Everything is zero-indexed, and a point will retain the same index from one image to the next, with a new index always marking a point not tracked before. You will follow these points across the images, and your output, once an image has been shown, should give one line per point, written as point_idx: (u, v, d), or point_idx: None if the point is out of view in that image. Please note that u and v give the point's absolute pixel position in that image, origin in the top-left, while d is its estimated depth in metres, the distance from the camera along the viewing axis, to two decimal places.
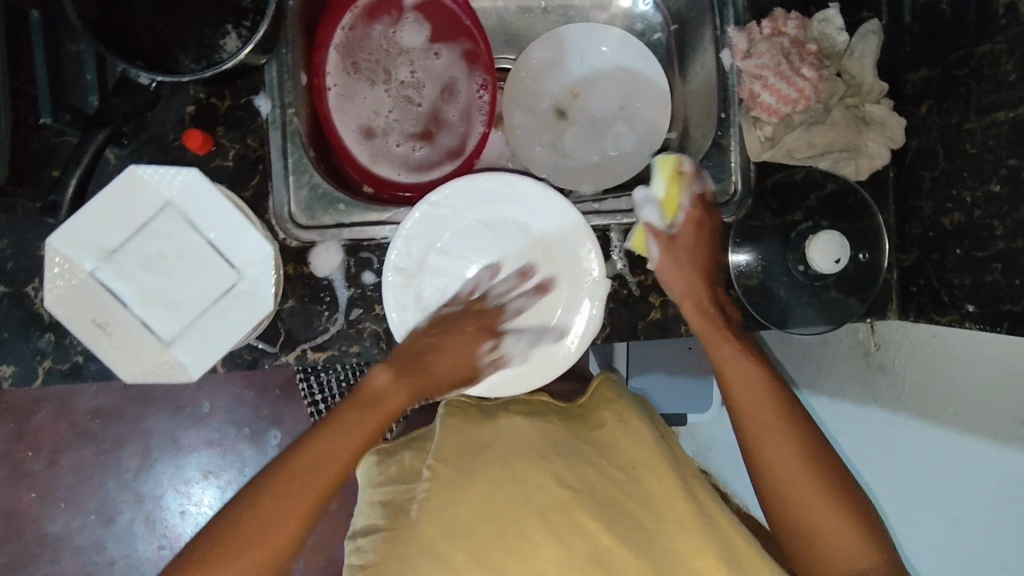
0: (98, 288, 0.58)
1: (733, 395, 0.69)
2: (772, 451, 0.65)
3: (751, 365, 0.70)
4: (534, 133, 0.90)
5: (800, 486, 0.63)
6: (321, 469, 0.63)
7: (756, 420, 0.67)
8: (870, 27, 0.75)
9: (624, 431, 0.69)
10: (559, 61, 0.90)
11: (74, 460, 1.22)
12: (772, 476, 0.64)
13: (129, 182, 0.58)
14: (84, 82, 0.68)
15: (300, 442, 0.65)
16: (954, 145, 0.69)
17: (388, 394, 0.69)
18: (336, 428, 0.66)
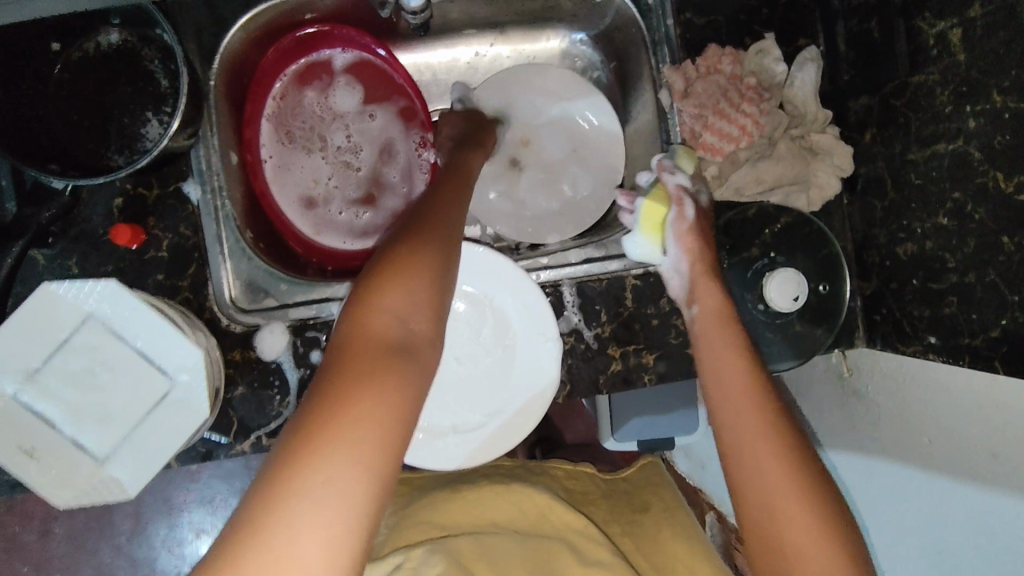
0: (21, 412, 0.55)
1: (734, 416, 0.55)
2: (771, 489, 0.51)
3: (748, 374, 0.57)
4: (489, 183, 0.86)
5: (805, 543, 0.49)
6: (394, 401, 0.43)
7: (761, 455, 0.53)
8: (807, 55, 0.73)
9: (667, 519, 0.78)
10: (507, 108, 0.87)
11: (66, 528, 1.20)
12: (763, 517, 0.51)
13: (43, 299, 0.56)
14: (2, 189, 0.66)
15: (310, 403, 0.42)
16: (899, 176, 0.67)
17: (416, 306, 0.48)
18: (362, 385, 0.42)
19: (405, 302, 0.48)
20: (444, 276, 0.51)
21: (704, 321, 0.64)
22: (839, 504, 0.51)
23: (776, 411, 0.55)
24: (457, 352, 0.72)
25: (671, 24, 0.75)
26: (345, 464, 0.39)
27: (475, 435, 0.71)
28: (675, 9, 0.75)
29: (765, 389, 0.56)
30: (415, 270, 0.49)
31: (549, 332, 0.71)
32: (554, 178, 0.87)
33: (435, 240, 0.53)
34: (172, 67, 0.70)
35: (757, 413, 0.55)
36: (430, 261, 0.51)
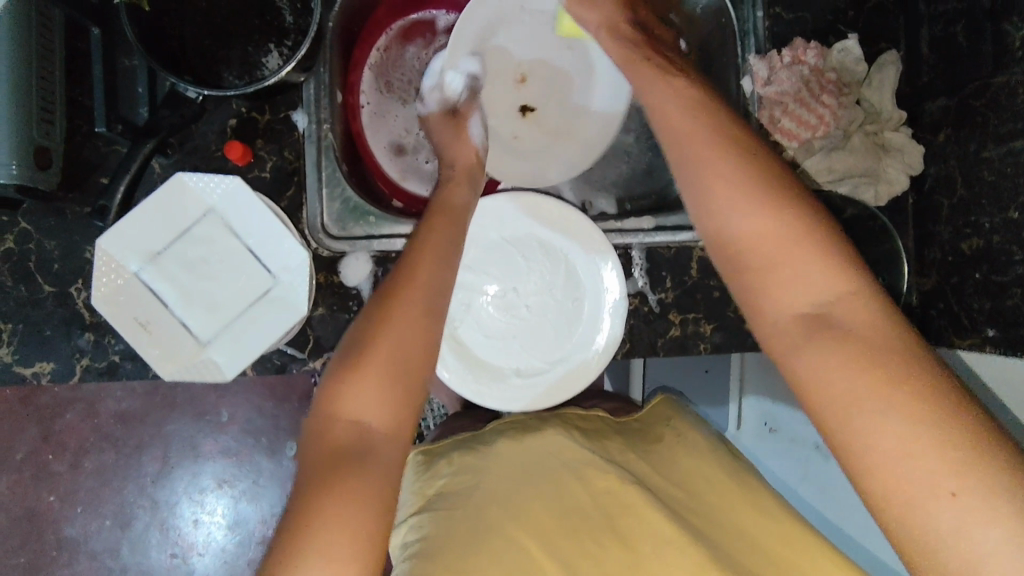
0: (140, 288, 0.61)
1: (737, 221, 0.52)
2: (789, 283, 0.49)
3: (751, 178, 0.52)
4: (501, 120, 0.83)
5: (848, 322, 0.47)
6: (424, 334, 0.54)
7: (773, 253, 0.50)
8: (888, 57, 0.78)
9: (680, 445, 0.75)
10: (512, 45, 0.82)
11: (95, 463, 1.23)
12: (792, 313, 0.49)
13: (174, 188, 0.61)
14: (136, 95, 0.73)
15: (356, 346, 0.53)
16: (972, 172, 0.70)
17: (383, 368, 0.52)
18: (396, 329, 0.54)
19: (430, 266, 0.58)
20: (460, 245, 0.63)
21: (674, 139, 0.57)
22: (863, 283, 0.48)
23: (791, 210, 0.50)
24: (528, 300, 0.77)
25: (761, 16, 0.79)
26: (381, 383, 0.52)
27: (539, 381, 0.75)
28: (765, 3, 0.80)
29: (766, 190, 0.51)
30: (430, 239, 0.61)
31: (618, 286, 0.75)
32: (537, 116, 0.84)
33: (449, 219, 0.64)
34: (298, 6, 0.76)
35: (761, 206, 0.51)
36: (446, 231, 0.62)
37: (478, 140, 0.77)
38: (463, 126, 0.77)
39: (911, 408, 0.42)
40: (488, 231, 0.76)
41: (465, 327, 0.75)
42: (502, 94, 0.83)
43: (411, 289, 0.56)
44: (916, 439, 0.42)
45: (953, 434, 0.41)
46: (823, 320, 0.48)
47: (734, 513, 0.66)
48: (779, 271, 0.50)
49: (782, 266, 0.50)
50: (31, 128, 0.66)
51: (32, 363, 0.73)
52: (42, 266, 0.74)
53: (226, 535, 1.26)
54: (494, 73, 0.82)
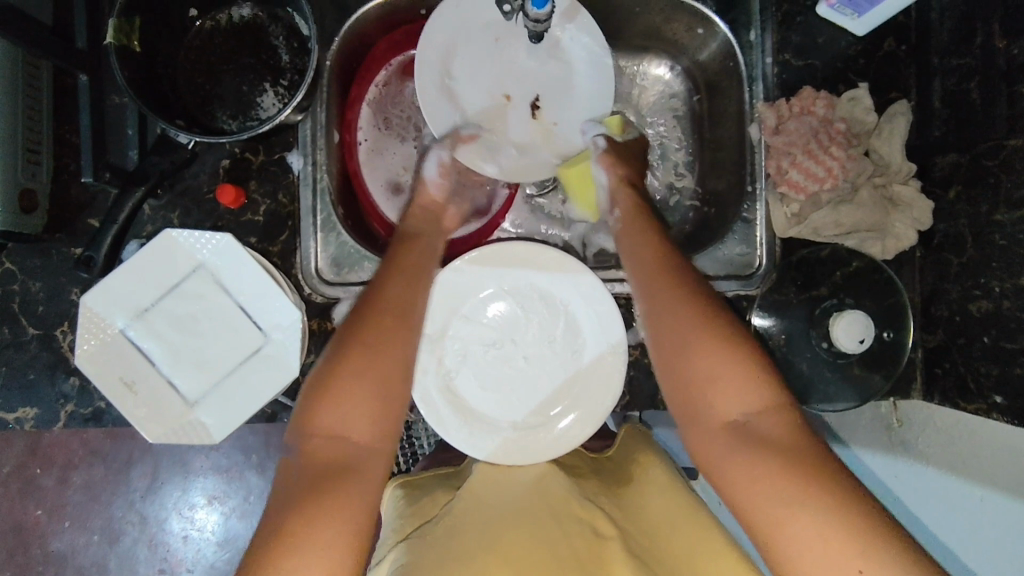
0: (126, 346, 0.59)
1: (680, 336, 0.54)
2: (724, 395, 0.51)
3: (693, 295, 0.56)
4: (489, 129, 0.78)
5: (767, 434, 0.50)
6: (353, 519, 0.47)
7: (716, 365, 0.52)
8: (898, 108, 0.76)
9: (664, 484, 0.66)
10: (489, 59, 0.77)
11: (83, 479, 1.21)
12: (721, 423, 0.51)
13: (164, 244, 0.60)
14: (125, 137, 0.70)
15: (265, 544, 0.46)
16: (983, 235, 0.68)
17: (366, 381, 0.51)
18: (318, 521, 0.46)
19: (336, 441, 0.50)
20: (390, 391, 0.52)
21: (630, 243, 0.64)
22: (782, 397, 0.51)
23: (723, 325, 0.53)
24: (525, 351, 0.75)
25: (769, 63, 0.78)
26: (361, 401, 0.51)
27: (535, 438, 0.73)
28: (774, 49, 0.78)
29: (700, 305, 0.55)
30: (343, 398, 0.50)
31: (619, 341, 0.73)
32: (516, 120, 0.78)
33: (372, 351, 0.53)
34: (295, 45, 0.74)
35: (702, 323, 0.54)
36: (366, 358, 0.52)
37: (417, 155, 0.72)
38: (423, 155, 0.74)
39: (823, 511, 0.45)
40: (487, 278, 0.74)
41: (460, 379, 0.73)
42: (485, 106, 0.78)
43: (381, 304, 0.56)
44: (829, 539, 0.44)
45: (867, 528, 0.44)
46: (747, 430, 0.50)
47: (704, 558, 0.56)
48: (705, 354, 0.52)
49: (705, 349, 0.53)
50: (15, 172, 0.64)
51: (15, 408, 0.71)
52: (26, 307, 0.71)
53: (216, 551, 1.23)
54: (483, 83, 0.77)
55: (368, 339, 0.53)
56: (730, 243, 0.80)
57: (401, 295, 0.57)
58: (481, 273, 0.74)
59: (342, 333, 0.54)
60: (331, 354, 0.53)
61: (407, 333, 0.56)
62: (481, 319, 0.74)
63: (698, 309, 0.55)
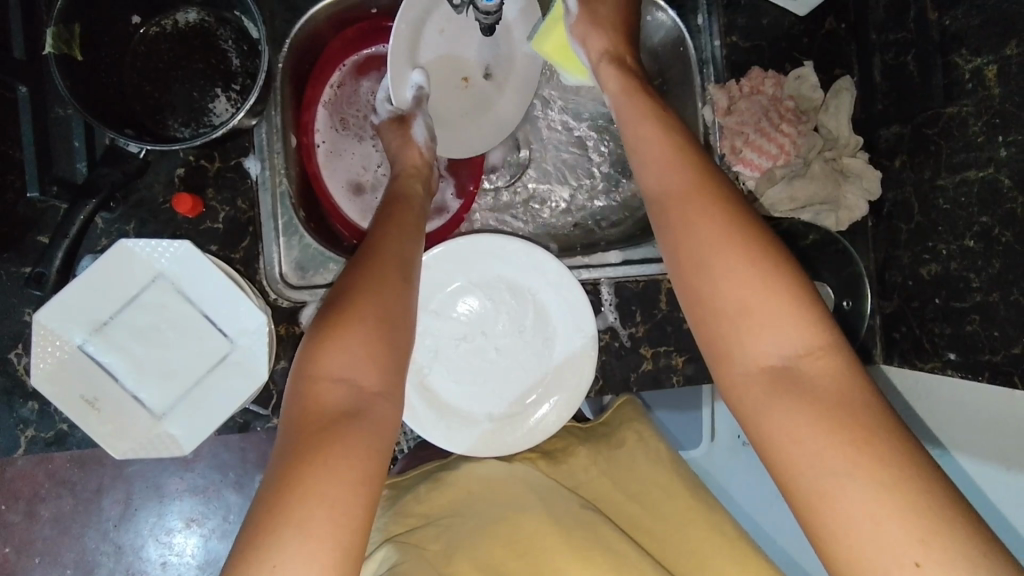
0: (87, 363, 0.58)
1: (712, 259, 0.49)
2: (767, 337, 0.46)
3: (729, 214, 0.50)
4: (444, 104, 0.78)
5: (815, 379, 0.44)
6: (362, 481, 0.44)
7: (740, 281, 0.47)
8: (843, 83, 0.79)
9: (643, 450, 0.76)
10: (447, 42, 0.77)
11: (52, 511, 1.17)
12: (758, 364, 0.46)
13: (120, 255, 0.58)
14: (72, 148, 0.68)
15: (265, 498, 0.43)
16: (928, 201, 0.71)
17: (370, 364, 0.49)
18: (309, 503, 0.42)
19: (342, 385, 0.48)
20: (398, 341, 0.51)
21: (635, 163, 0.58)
22: (833, 339, 0.46)
23: (761, 254, 0.48)
24: (498, 342, 0.75)
25: (717, 46, 0.80)
26: (370, 378, 0.49)
27: (512, 425, 0.73)
28: (722, 32, 0.80)
29: (735, 228, 0.49)
30: (355, 346, 0.48)
31: (587, 324, 0.74)
32: (469, 103, 0.80)
33: (382, 301, 0.51)
34: (246, 48, 0.73)
35: (732, 246, 0.48)
36: (378, 338, 0.50)
37: (423, 141, 0.72)
38: (407, 130, 0.72)
39: (879, 473, 0.40)
40: (456, 273, 0.74)
41: (434, 375, 0.73)
42: (442, 83, 0.78)
43: (388, 279, 0.53)
44: (882, 505, 0.40)
45: (925, 498, 0.39)
46: (788, 374, 0.45)
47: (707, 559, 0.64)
48: (732, 268, 0.48)
49: (733, 263, 0.48)
50: None
51: None
52: None
53: None
54: (442, 59, 0.77)
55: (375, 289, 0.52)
56: None
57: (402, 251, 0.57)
58: (450, 267, 0.74)
59: (343, 294, 0.52)
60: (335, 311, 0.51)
61: (409, 290, 0.55)
62: (449, 313, 0.74)
63: (726, 214, 0.50)
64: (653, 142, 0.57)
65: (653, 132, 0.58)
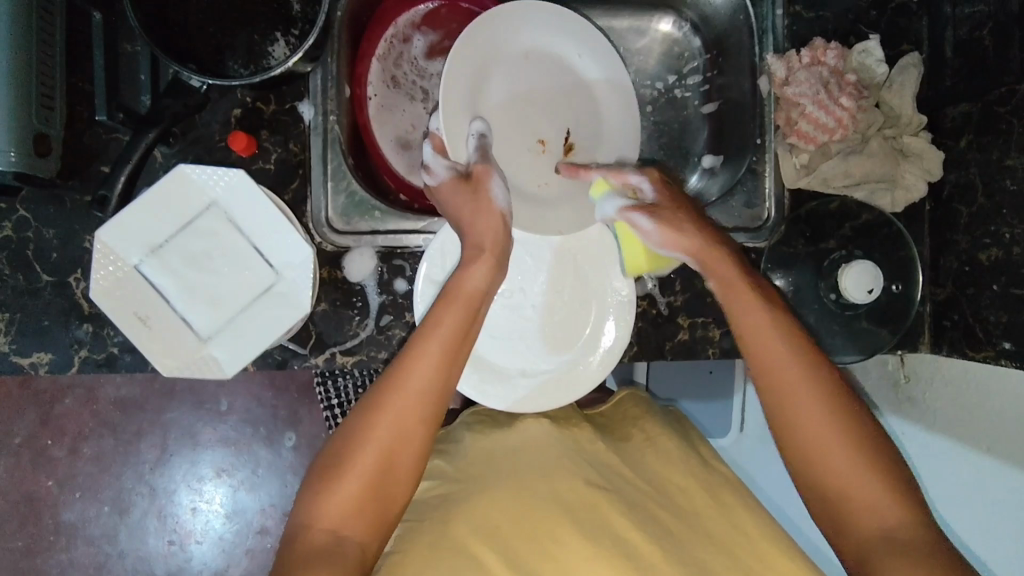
0: (141, 282, 0.60)
1: (782, 377, 0.59)
2: (865, 506, 0.55)
3: (796, 334, 0.60)
4: (516, 169, 0.74)
5: (864, 480, 0.55)
6: None
7: (809, 396, 0.58)
8: (910, 59, 0.76)
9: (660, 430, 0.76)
10: (511, 89, 0.74)
11: (93, 449, 1.22)
12: (847, 474, 0.56)
13: (178, 180, 0.60)
14: (138, 82, 0.71)
15: None
16: (994, 182, 0.68)
17: (362, 492, 0.55)
18: None
19: (333, 522, 0.55)
20: (385, 483, 0.56)
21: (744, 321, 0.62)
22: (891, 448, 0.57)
23: (854, 414, 0.57)
24: (535, 300, 0.75)
25: (779, 15, 0.78)
26: (353, 502, 0.55)
27: (543, 383, 0.74)
28: (784, 2, 0.78)
29: (807, 352, 0.59)
30: (343, 497, 0.55)
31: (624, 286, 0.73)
32: (532, 165, 0.75)
33: (384, 433, 0.56)
34: None
35: (807, 369, 0.58)
36: (371, 471, 0.56)
37: (502, 204, 0.67)
38: (484, 191, 0.66)
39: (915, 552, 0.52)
40: None
41: None
42: (517, 145, 0.74)
43: (395, 404, 0.57)
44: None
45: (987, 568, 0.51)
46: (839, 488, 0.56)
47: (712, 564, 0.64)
48: (803, 386, 0.58)
49: (808, 383, 0.58)
50: (26, 115, 0.63)
51: (30, 353, 0.72)
52: (40, 255, 0.72)
53: (223, 523, 1.24)
54: (514, 129, 0.74)
55: (375, 430, 0.56)
56: (739, 198, 0.79)
57: (420, 382, 0.58)
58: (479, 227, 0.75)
59: (356, 419, 0.58)
60: (344, 435, 0.58)
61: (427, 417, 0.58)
62: None
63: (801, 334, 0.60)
64: (748, 267, 0.65)
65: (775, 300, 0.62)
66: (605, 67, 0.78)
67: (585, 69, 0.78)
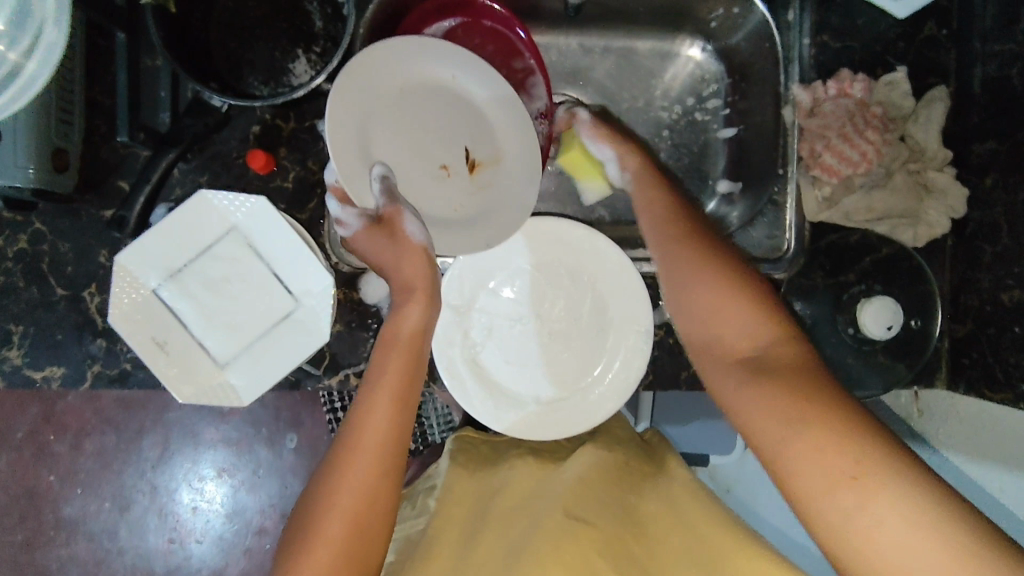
0: (160, 306, 0.59)
1: (712, 322, 0.57)
2: (812, 435, 0.47)
3: (718, 277, 0.58)
4: (426, 202, 0.69)
5: (793, 384, 0.49)
6: None
7: (731, 328, 0.55)
8: (937, 93, 0.75)
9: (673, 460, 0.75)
10: (393, 116, 0.67)
11: (96, 447, 1.22)
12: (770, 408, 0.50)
13: (198, 205, 0.60)
14: (158, 97, 0.70)
15: None
16: (1020, 224, 0.68)
17: (336, 536, 0.53)
18: None
19: (311, 568, 0.51)
20: (361, 522, 0.54)
21: (703, 337, 0.58)
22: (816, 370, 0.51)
23: (784, 349, 0.53)
24: (551, 327, 0.75)
25: (807, 44, 0.77)
26: (330, 549, 0.52)
27: (558, 411, 0.73)
28: (812, 30, 0.77)
29: (733, 291, 0.57)
30: (320, 548, 0.52)
31: (643, 316, 0.73)
32: (442, 200, 0.70)
33: (349, 466, 0.54)
34: (329, 11, 0.73)
35: (730, 312, 0.56)
36: (341, 506, 0.53)
37: (420, 238, 0.63)
38: (399, 234, 0.63)
39: (872, 476, 0.44)
40: (497, 264, 0.74)
41: (487, 353, 0.73)
42: (419, 176, 0.69)
43: (356, 432, 0.56)
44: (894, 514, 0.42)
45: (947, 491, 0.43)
46: (759, 375, 0.52)
47: None
48: (734, 334, 0.55)
49: (735, 327, 0.55)
50: (47, 131, 0.63)
51: (42, 366, 0.71)
52: (54, 267, 0.71)
53: (224, 523, 1.24)
54: (415, 160, 0.68)
55: (341, 466, 0.55)
56: (760, 228, 0.79)
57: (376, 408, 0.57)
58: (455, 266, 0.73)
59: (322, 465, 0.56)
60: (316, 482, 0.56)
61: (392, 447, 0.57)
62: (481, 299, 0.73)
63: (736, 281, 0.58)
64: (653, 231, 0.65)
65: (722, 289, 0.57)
66: (491, 85, 0.71)
67: (467, 90, 0.71)
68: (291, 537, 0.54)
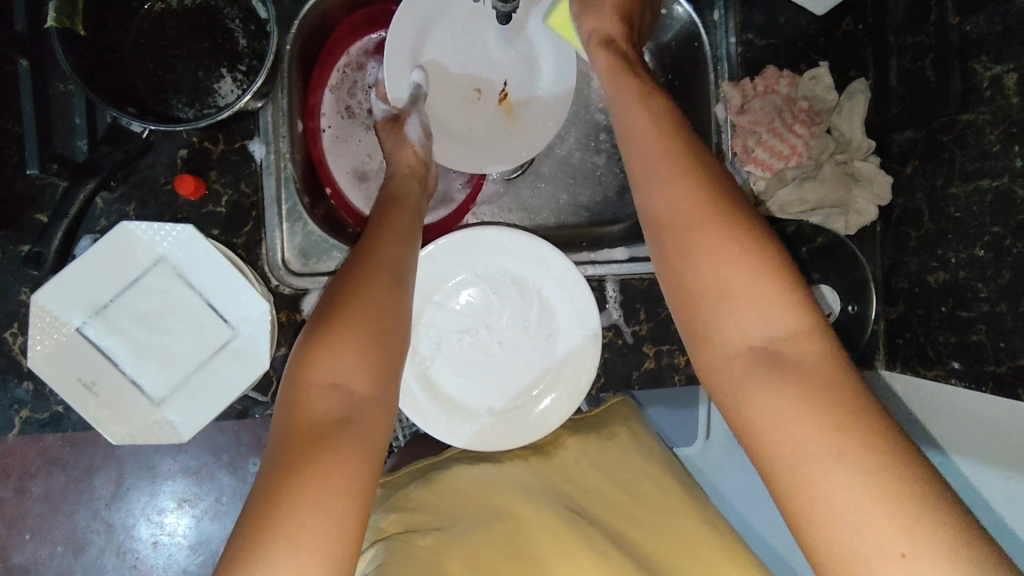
0: (85, 346, 0.57)
1: (693, 246, 0.50)
2: (787, 405, 0.44)
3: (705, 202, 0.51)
4: (449, 116, 0.78)
5: (796, 362, 0.45)
6: (346, 489, 0.44)
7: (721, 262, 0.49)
8: (858, 85, 0.78)
9: (636, 443, 0.73)
10: (452, 36, 0.77)
11: (42, 488, 1.15)
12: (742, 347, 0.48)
13: (120, 237, 0.57)
14: (73, 125, 0.67)
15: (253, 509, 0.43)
16: (937, 209, 0.71)
17: (367, 348, 0.50)
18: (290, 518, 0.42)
19: (334, 391, 0.48)
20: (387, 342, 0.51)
21: (667, 253, 0.52)
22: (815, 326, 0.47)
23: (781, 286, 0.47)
24: (502, 335, 0.75)
25: (733, 42, 0.78)
26: (356, 354, 0.49)
27: (512, 420, 0.73)
28: (737, 29, 0.79)
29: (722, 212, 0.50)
30: (344, 352, 0.49)
31: (589, 321, 0.73)
32: (463, 112, 0.79)
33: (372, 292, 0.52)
34: (252, 27, 0.71)
35: (720, 238, 0.49)
36: (366, 321, 0.50)
37: (418, 140, 0.71)
38: (400, 128, 0.71)
39: (854, 456, 0.41)
40: (444, 275, 0.73)
41: (437, 367, 0.73)
42: (452, 92, 0.78)
43: (376, 265, 0.54)
44: (864, 495, 0.40)
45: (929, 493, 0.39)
46: (767, 355, 0.47)
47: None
48: (714, 254, 0.49)
49: (718, 249, 0.49)
50: None
51: None
52: None
53: (187, 556, 1.20)
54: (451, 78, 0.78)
55: (359, 290, 0.51)
56: None
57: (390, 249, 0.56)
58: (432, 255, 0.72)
59: (330, 292, 0.52)
60: (326, 304, 0.52)
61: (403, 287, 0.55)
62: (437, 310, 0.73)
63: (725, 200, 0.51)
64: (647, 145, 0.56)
65: (742, 251, 0.49)
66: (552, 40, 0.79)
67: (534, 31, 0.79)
68: (301, 347, 0.50)
